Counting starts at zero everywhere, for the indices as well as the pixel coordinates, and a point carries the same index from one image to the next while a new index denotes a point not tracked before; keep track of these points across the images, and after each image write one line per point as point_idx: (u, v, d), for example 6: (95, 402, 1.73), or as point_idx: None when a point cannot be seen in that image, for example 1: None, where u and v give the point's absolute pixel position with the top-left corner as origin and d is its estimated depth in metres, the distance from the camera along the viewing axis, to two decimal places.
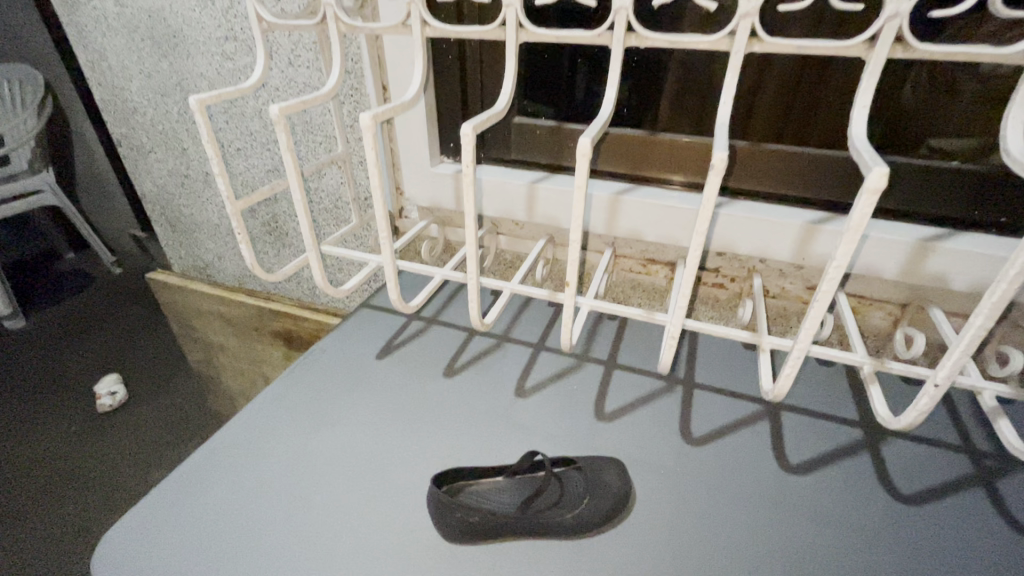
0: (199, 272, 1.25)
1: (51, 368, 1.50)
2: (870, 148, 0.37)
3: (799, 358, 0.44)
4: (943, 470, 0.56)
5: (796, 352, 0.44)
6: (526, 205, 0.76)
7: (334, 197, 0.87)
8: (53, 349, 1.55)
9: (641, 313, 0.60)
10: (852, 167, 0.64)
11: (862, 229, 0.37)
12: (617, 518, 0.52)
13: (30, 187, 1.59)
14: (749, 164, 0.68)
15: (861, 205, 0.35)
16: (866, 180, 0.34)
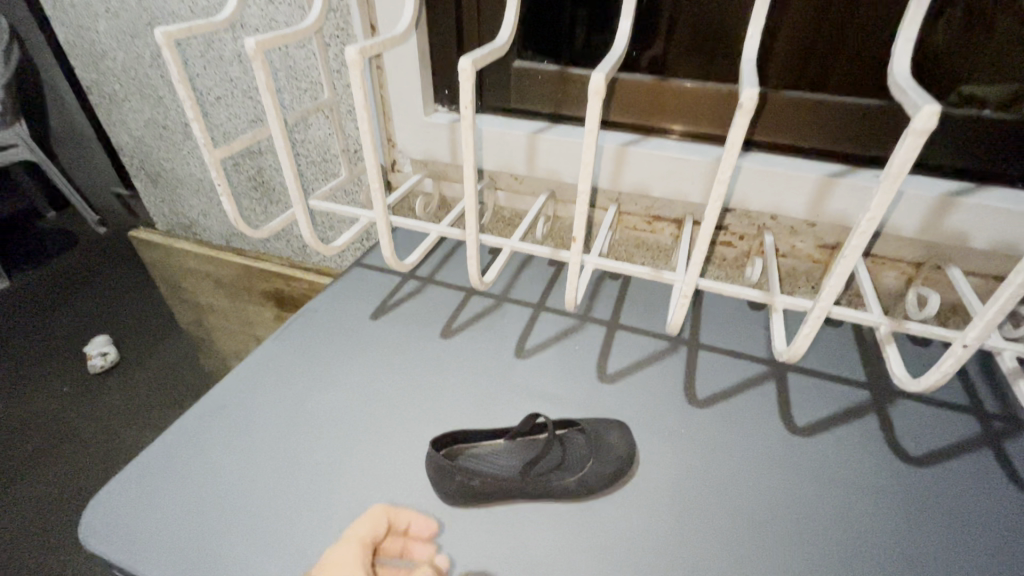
0: (184, 230, 1.20)
1: (37, 329, 1.46)
2: (916, 85, 0.34)
3: (820, 319, 0.42)
4: (951, 431, 0.55)
5: (817, 311, 0.42)
6: (526, 158, 0.71)
7: (323, 149, 0.82)
8: (38, 310, 1.52)
9: (649, 271, 0.57)
10: (877, 116, 0.60)
11: (902, 177, 0.34)
12: (621, 479, 0.51)
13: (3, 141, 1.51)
14: (767, 112, 0.63)
15: (904, 148, 0.32)
16: (914, 120, 0.31)
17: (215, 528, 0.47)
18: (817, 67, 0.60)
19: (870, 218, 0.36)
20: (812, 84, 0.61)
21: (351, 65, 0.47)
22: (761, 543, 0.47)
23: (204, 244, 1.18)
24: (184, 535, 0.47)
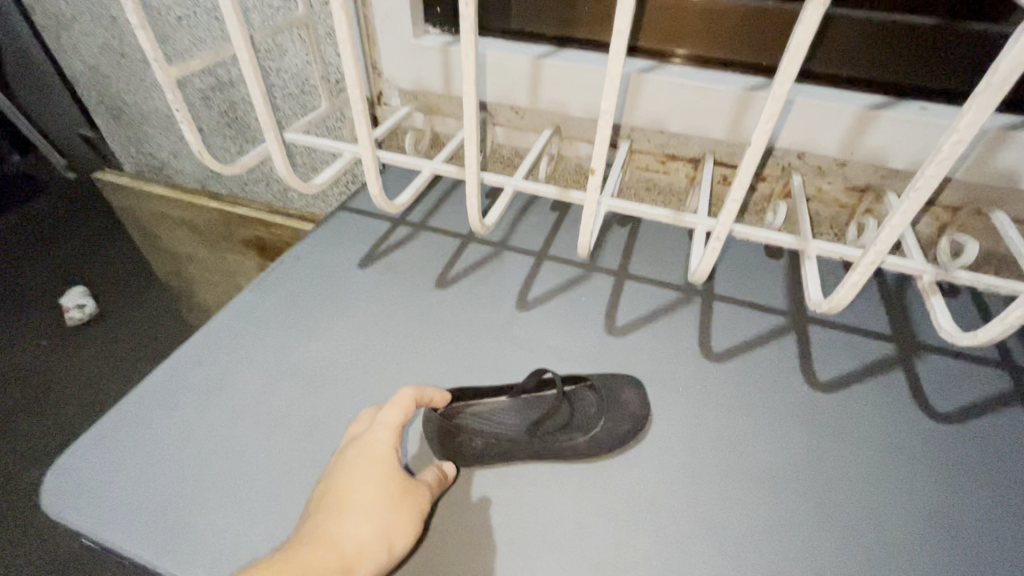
0: (154, 173, 1.11)
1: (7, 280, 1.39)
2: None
3: (873, 265, 0.37)
4: (981, 387, 0.52)
5: (871, 256, 0.36)
6: (530, 87, 0.64)
7: (299, 78, 0.73)
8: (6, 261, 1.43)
9: (668, 214, 0.51)
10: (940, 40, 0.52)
11: (1007, 88, 0.27)
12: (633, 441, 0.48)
13: None
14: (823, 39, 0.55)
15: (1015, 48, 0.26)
16: None
17: (194, 492, 0.43)
18: None
19: (954, 142, 0.30)
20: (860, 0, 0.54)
21: None
22: (783, 504, 0.44)
23: (177, 188, 1.10)
24: (160, 500, 0.43)
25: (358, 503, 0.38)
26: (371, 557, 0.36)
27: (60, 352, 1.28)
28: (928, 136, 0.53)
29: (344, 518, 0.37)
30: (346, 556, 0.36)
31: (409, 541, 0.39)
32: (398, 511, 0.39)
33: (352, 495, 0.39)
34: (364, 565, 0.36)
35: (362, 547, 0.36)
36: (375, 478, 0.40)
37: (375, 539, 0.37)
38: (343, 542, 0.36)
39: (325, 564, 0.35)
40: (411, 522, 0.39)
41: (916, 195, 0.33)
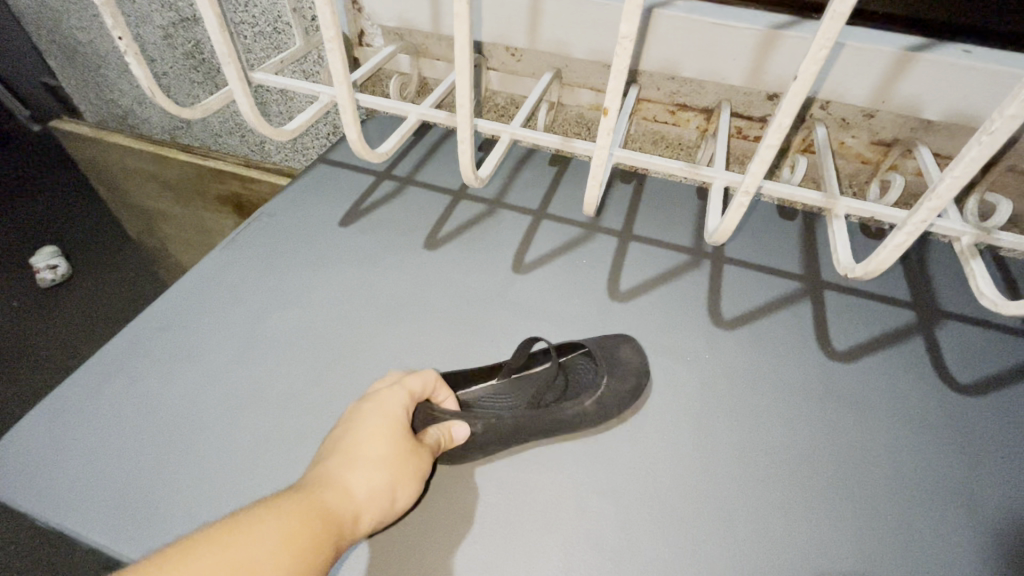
0: (118, 122, 1.03)
1: None
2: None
3: (920, 227, 0.33)
4: (1004, 356, 0.49)
5: (920, 217, 0.32)
6: (529, 25, 0.57)
7: (270, 12, 0.65)
8: None
9: (681, 168, 0.46)
10: None
11: None
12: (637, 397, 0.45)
13: None
14: None
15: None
16: None
17: (162, 469, 0.40)
18: None
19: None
20: None
21: None
22: (798, 479, 0.41)
23: (144, 139, 1.02)
24: (124, 478, 0.39)
25: (372, 448, 0.34)
26: (377, 509, 0.33)
27: (32, 313, 1.22)
28: (973, 81, 0.48)
29: (355, 462, 0.34)
30: (356, 503, 0.32)
31: (412, 499, 0.35)
32: (411, 467, 0.35)
33: (366, 439, 0.35)
34: (370, 514, 0.33)
35: (372, 496, 0.33)
36: (389, 427, 0.36)
37: (383, 491, 0.33)
38: (355, 486, 0.32)
39: (338, 507, 0.31)
40: (420, 478, 0.36)
41: (988, 141, 0.28)
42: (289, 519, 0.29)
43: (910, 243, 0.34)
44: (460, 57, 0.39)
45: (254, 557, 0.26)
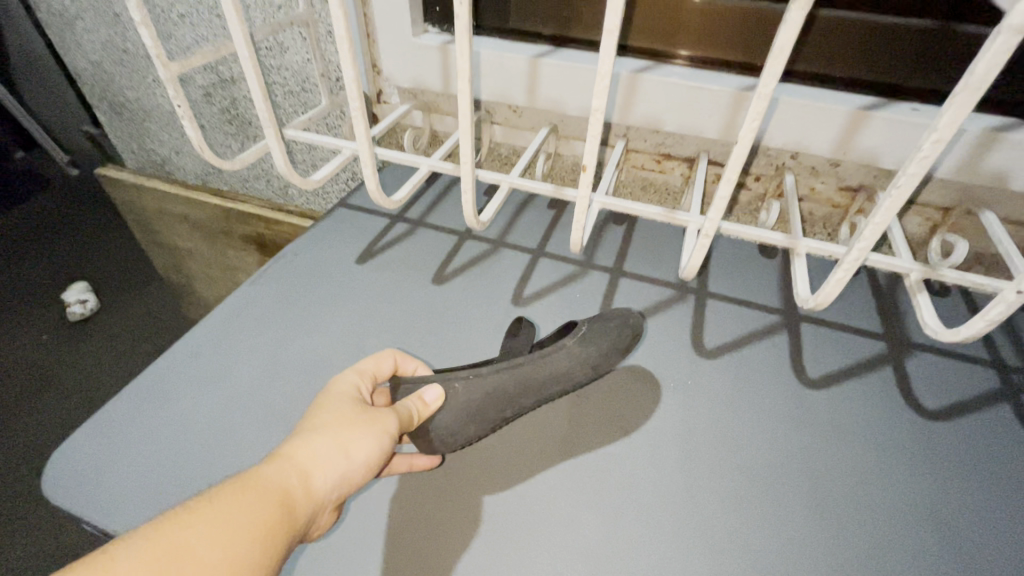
0: (155, 169, 1.12)
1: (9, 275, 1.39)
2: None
3: (856, 263, 0.37)
4: (970, 385, 0.53)
5: (855, 255, 0.37)
6: (527, 87, 0.65)
7: (300, 76, 0.74)
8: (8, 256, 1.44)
9: (660, 212, 0.52)
10: (926, 46, 0.53)
11: (983, 91, 0.27)
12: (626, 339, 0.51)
13: None
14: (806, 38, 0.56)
15: (994, 49, 0.26)
16: (1010, 16, 0.25)
17: (194, 478, 0.44)
18: None
19: (936, 139, 0.30)
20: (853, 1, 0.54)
21: None
22: (772, 497, 0.45)
23: (178, 184, 1.11)
24: (161, 487, 0.44)
25: (318, 424, 0.37)
26: (329, 467, 0.34)
27: (62, 346, 1.28)
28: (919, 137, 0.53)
29: (300, 436, 0.36)
30: (301, 468, 0.34)
31: (370, 453, 0.36)
32: (357, 425, 0.37)
33: (312, 421, 0.37)
34: (322, 473, 0.34)
35: (317, 458, 0.34)
36: (334, 408, 0.38)
37: (329, 451, 0.35)
38: (297, 456, 0.34)
39: (277, 476, 0.33)
40: (374, 435, 0.37)
41: (898, 191, 0.33)
42: (225, 496, 0.31)
43: (850, 278, 0.39)
44: (465, 121, 0.45)
45: (182, 532, 0.28)
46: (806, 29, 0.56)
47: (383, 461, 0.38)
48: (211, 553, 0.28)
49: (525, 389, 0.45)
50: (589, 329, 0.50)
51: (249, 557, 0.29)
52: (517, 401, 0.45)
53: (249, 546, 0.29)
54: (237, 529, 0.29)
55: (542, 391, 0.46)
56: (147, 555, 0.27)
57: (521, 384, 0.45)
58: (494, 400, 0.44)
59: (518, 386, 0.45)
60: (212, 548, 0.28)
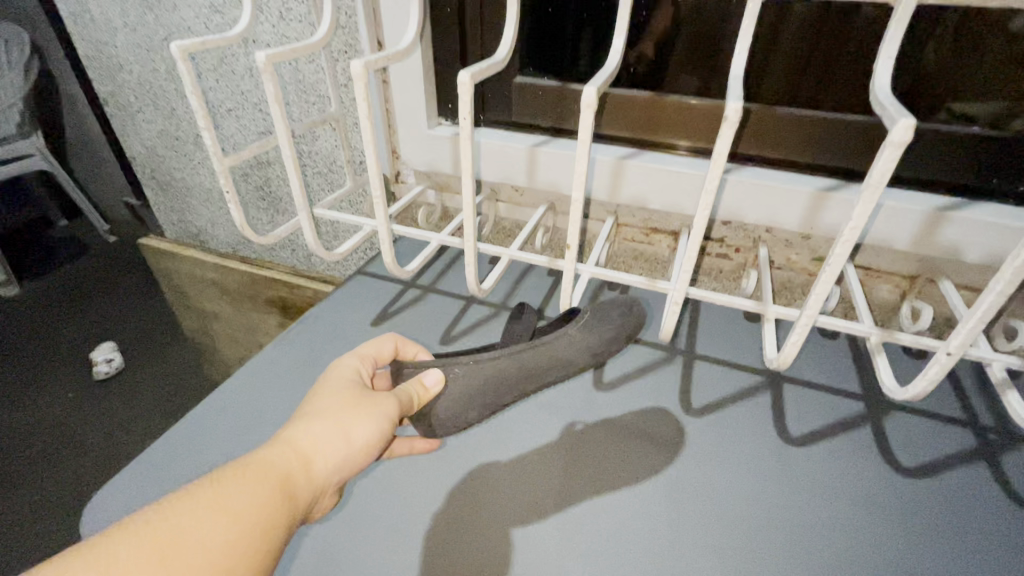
0: (192, 239, 1.23)
1: (46, 335, 1.48)
2: (894, 101, 0.35)
3: (806, 328, 0.44)
4: (945, 444, 0.55)
5: (804, 322, 0.44)
6: (526, 170, 0.73)
7: (328, 160, 0.84)
8: (47, 317, 1.53)
9: (642, 281, 0.58)
10: (869, 137, 0.61)
11: (881, 189, 0.35)
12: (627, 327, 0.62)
13: (20, 151, 1.49)
14: (744, 128, 0.65)
15: (882, 160, 0.34)
16: (891, 133, 0.32)
17: None
18: (814, 82, 0.62)
19: (852, 227, 0.38)
20: (804, 100, 0.63)
21: (357, 77, 0.49)
22: (753, 550, 0.47)
23: (212, 251, 1.21)
24: None
25: (318, 413, 0.42)
26: (329, 452, 0.39)
27: (85, 403, 1.34)
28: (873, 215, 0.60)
29: (302, 423, 0.41)
30: (304, 451, 0.39)
31: (367, 438, 0.41)
32: (356, 412, 0.42)
33: (313, 410, 0.42)
34: (322, 456, 0.39)
35: (317, 444, 0.39)
36: (332, 397, 0.44)
37: (330, 437, 0.40)
38: (298, 442, 0.39)
39: (278, 463, 0.37)
40: (372, 422, 0.42)
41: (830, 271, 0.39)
42: (228, 481, 0.35)
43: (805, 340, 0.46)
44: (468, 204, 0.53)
45: (192, 503, 0.33)
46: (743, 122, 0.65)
47: (382, 444, 0.43)
48: (212, 536, 0.32)
49: (524, 376, 0.56)
50: (587, 322, 0.60)
51: (250, 535, 0.33)
52: (512, 383, 0.55)
53: (251, 526, 0.34)
54: (239, 511, 0.34)
55: (535, 374, 0.56)
56: (152, 537, 0.31)
57: (516, 371, 0.55)
58: (492, 383, 0.54)
59: (512, 372, 0.55)
60: (214, 531, 0.32)
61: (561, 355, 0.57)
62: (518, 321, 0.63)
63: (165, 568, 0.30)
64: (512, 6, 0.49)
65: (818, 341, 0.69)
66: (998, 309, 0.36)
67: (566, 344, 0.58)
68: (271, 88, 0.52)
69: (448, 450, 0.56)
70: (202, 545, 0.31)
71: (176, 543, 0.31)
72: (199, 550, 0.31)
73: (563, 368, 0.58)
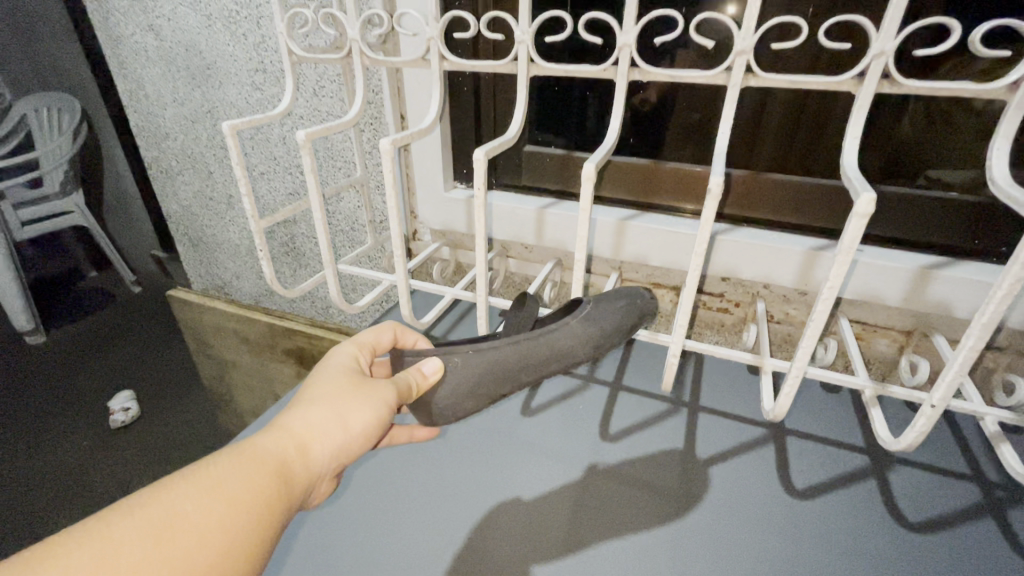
0: (217, 290, 1.29)
1: (66, 382, 1.47)
2: (859, 175, 0.40)
3: (797, 380, 0.49)
4: (952, 499, 0.56)
5: (795, 373, 0.49)
6: (535, 229, 0.78)
7: (351, 219, 0.90)
8: (69, 365, 1.51)
9: (644, 334, 0.62)
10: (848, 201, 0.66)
11: (853, 253, 0.39)
12: (626, 329, 0.59)
13: None
14: (729, 190, 0.71)
15: (851, 228, 0.38)
16: (855, 206, 0.37)
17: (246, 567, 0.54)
18: (799, 152, 0.67)
19: (831, 286, 0.42)
20: (790, 168, 0.68)
21: (385, 153, 0.56)
22: None
23: (235, 303, 1.27)
24: None
25: (315, 399, 0.43)
26: (325, 439, 0.40)
27: None
28: (854, 270, 0.63)
29: (298, 410, 0.42)
30: (300, 437, 0.40)
31: (365, 424, 0.42)
32: (352, 399, 0.43)
33: (308, 397, 0.43)
34: (320, 441, 0.40)
35: (313, 431, 0.40)
36: (329, 385, 0.44)
37: (327, 423, 0.41)
38: (295, 430, 0.40)
39: (274, 449, 0.38)
40: (371, 407, 0.43)
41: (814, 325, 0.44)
42: (225, 466, 0.36)
43: (796, 391, 0.50)
44: (481, 261, 0.58)
45: (187, 486, 0.33)
46: (728, 184, 0.71)
47: (379, 430, 0.44)
48: (208, 519, 0.32)
49: (525, 366, 0.53)
50: (591, 312, 0.57)
51: (247, 518, 0.34)
52: (512, 374, 0.53)
53: (248, 509, 0.34)
54: (235, 495, 0.34)
55: (535, 365, 0.53)
56: (148, 518, 0.31)
57: (516, 359, 0.53)
58: (491, 372, 0.52)
59: (513, 361, 0.52)
60: (209, 514, 0.33)
61: (562, 346, 0.54)
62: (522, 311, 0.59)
63: (160, 552, 0.30)
64: (521, 90, 0.56)
65: (821, 395, 0.70)
66: (972, 363, 0.39)
67: (568, 335, 0.55)
68: (308, 160, 0.58)
69: (457, 501, 0.58)
70: (198, 530, 0.32)
71: (172, 525, 0.31)
72: (194, 532, 0.32)
73: (565, 360, 0.55)
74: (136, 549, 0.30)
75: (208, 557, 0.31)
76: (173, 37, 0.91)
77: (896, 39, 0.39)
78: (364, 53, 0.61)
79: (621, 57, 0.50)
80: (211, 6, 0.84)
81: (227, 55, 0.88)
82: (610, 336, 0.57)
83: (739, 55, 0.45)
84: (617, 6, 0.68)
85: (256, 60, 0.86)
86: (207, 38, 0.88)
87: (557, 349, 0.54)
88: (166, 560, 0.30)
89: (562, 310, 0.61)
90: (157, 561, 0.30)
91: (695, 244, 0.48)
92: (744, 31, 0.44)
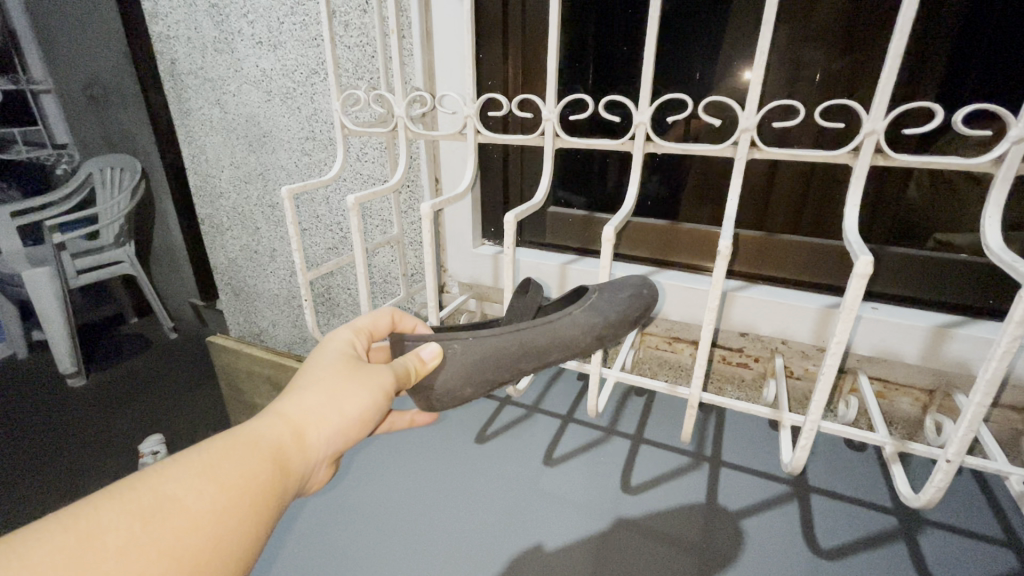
0: (254, 338, 1.35)
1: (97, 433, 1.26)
2: (859, 240, 0.46)
3: (812, 433, 0.51)
4: (988, 564, 0.54)
5: (809, 427, 0.51)
6: (559, 283, 0.83)
7: (385, 273, 0.96)
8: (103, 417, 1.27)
9: (664, 386, 0.64)
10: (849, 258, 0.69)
11: (855, 309, 0.44)
12: (633, 320, 0.59)
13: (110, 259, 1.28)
14: (738, 250, 0.75)
15: (853, 287, 0.43)
16: (856, 267, 0.42)
17: None
18: (811, 216, 0.70)
19: (840, 339, 0.46)
20: (800, 231, 0.72)
21: (424, 217, 0.63)
22: None
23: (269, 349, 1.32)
24: None
25: (310, 386, 0.43)
26: (321, 424, 0.41)
27: None
28: (858, 325, 0.66)
29: (294, 396, 0.42)
30: (293, 422, 0.41)
31: (361, 410, 0.43)
32: (347, 384, 0.44)
33: (305, 382, 0.44)
34: (316, 425, 0.41)
35: (310, 417, 0.41)
36: (326, 370, 0.45)
37: (322, 408, 0.42)
38: (291, 416, 0.41)
39: (270, 434, 0.39)
40: (368, 392, 0.44)
41: (826, 375, 0.48)
42: (217, 451, 0.36)
43: (813, 444, 0.52)
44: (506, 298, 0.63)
45: (176, 470, 0.34)
46: (736, 245, 0.76)
47: (378, 415, 0.45)
48: (200, 504, 0.33)
49: (525, 357, 0.56)
50: (596, 300, 0.57)
51: (240, 504, 0.34)
52: (511, 362, 0.55)
53: (241, 494, 0.35)
54: (227, 480, 0.35)
55: (534, 353, 0.56)
56: (137, 504, 0.31)
57: (516, 348, 0.55)
58: (490, 358, 0.54)
59: (513, 351, 0.55)
60: (200, 498, 0.33)
61: (563, 335, 0.56)
62: (526, 296, 0.63)
63: (148, 536, 0.30)
64: (547, 161, 0.61)
65: (843, 452, 0.70)
66: (982, 418, 0.42)
67: (569, 325, 0.56)
68: (355, 221, 0.66)
69: (479, 549, 0.60)
70: (187, 514, 0.32)
71: (161, 510, 0.32)
72: (185, 515, 0.32)
73: (567, 350, 0.56)
74: (125, 531, 0.30)
75: (200, 540, 0.32)
76: (235, 110, 1.03)
77: (883, 120, 0.45)
78: (408, 128, 0.69)
79: (636, 134, 0.56)
80: (272, 84, 0.95)
81: (282, 125, 0.99)
82: (613, 326, 0.57)
83: (743, 132, 0.51)
84: (634, 87, 0.76)
85: (309, 130, 0.96)
86: (265, 111, 0.99)
87: (557, 341, 0.55)
88: (150, 544, 0.30)
89: (570, 299, 0.62)
90: (147, 544, 0.30)
91: (709, 297, 0.51)
92: (747, 113, 0.50)
